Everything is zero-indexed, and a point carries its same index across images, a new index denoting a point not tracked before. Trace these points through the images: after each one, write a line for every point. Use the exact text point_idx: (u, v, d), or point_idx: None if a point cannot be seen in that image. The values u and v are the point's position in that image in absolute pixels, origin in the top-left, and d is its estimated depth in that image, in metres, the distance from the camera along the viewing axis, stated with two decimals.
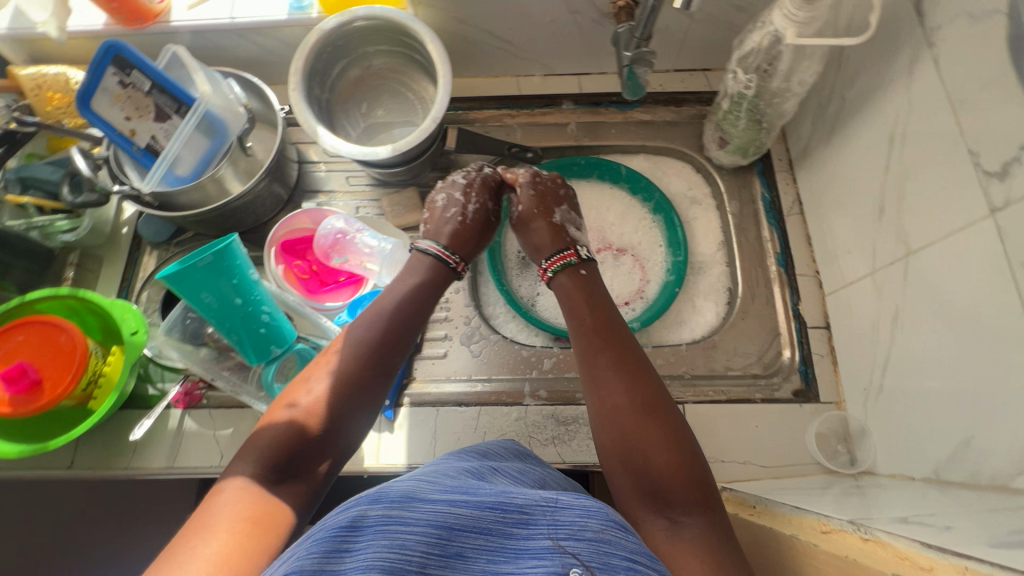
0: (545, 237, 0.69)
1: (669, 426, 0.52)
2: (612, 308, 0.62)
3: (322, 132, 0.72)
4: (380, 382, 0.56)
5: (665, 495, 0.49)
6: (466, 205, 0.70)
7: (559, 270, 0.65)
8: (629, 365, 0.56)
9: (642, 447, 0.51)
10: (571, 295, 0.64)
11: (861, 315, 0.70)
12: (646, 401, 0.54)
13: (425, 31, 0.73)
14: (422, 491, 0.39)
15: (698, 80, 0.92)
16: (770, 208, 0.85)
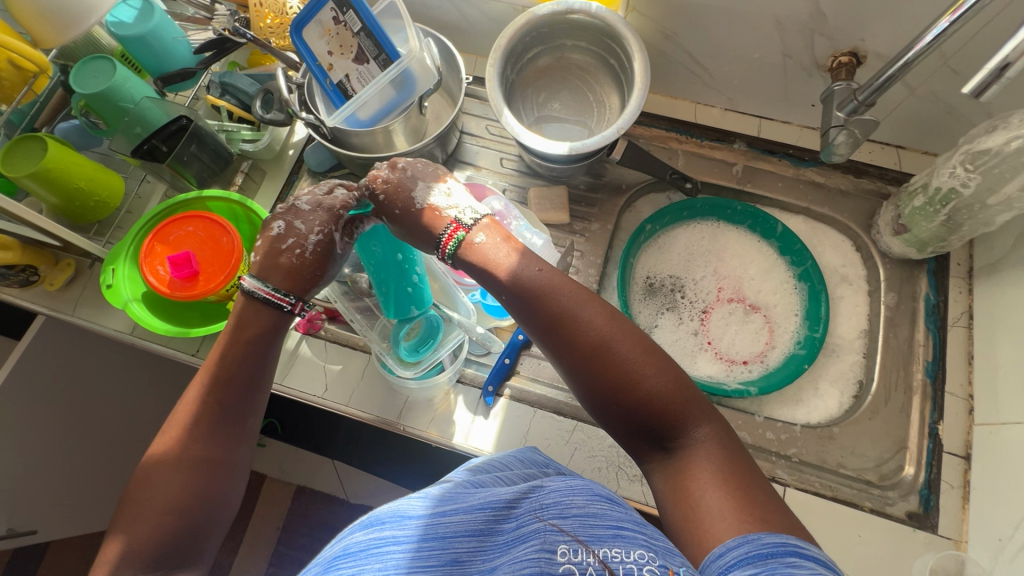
0: (416, 227, 0.61)
1: (641, 367, 0.52)
2: (523, 249, 0.59)
3: (508, 114, 0.72)
4: (247, 393, 0.60)
5: (663, 428, 0.51)
6: (304, 238, 0.62)
7: (458, 249, 0.59)
8: (577, 324, 0.54)
9: (620, 397, 0.52)
10: (497, 241, 0.59)
11: (1018, 459, 0.63)
12: (599, 342, 0.53)
13: (636, 40, 0.71)
14: (414, 509, 0.45)
15: (888, 156, 0.86)
16: (932, 312, 0.78)
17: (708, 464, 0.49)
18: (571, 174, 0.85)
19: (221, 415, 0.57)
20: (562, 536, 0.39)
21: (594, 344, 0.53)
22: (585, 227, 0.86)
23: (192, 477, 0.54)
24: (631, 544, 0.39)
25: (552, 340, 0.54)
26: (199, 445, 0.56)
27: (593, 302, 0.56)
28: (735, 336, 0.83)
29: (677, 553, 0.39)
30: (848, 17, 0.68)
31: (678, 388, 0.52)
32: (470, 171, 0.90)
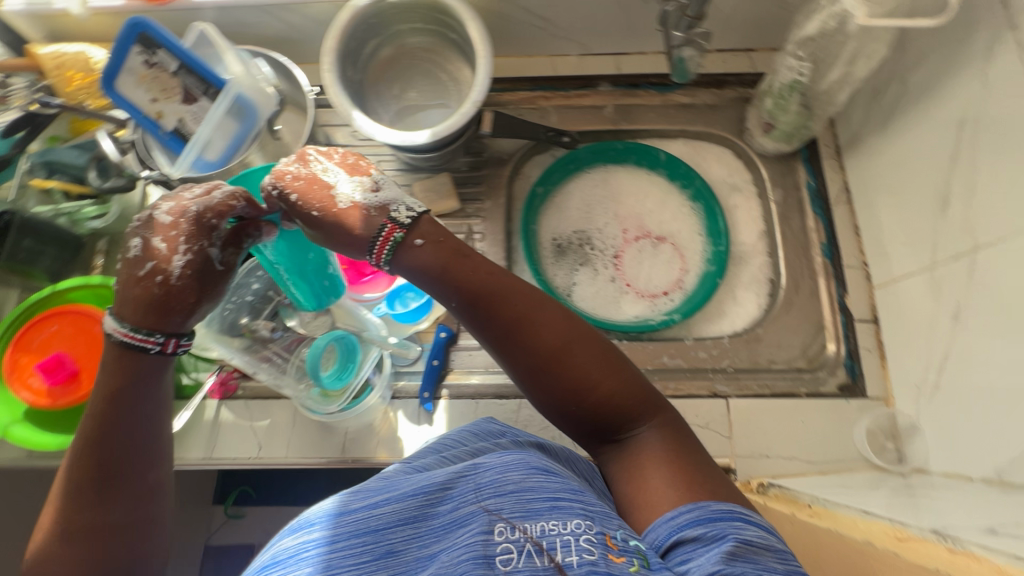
0: (336, 228, 0.56)
1: (604, 365, 0.51)
2: (467, 257, 0.55)
3: (358, 116, 0.69)
4: (148, 451, 0.54)
5: (621, 425, 0.51)
6: (168, 258, 0.53)
7: (393, 252, 0.55)
8: (539, 322, 0.52)
9: (581, 392, 0.50)
10: (434, 255, 0.55)
11: (915, 309, 0.68)
12: (561, 345, 0.51)
13: (465, 7, 0.69)
14: (347, 504, 0.45)
15: (742, 60, 0.88)
16: (816, 197, 0.82)
17: (663, 453, 0.48)
18: (450, 158, 0.83)
19: (116, 473, 0.52)
20: (496, 518, 0.41)
21: (554, 343, 0.51)
22: (479, 207, 0.84)
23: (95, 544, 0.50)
24: (566, 514, 0.41)
25: (511, 341, 0.52)
26: (93, 512, 0.51)
27: (554, 303, 0.54)
28: (649, 271, 0.84)
29: (610, 516, 0.43)
30: None
31: (638, 384, 0.52)
32: None
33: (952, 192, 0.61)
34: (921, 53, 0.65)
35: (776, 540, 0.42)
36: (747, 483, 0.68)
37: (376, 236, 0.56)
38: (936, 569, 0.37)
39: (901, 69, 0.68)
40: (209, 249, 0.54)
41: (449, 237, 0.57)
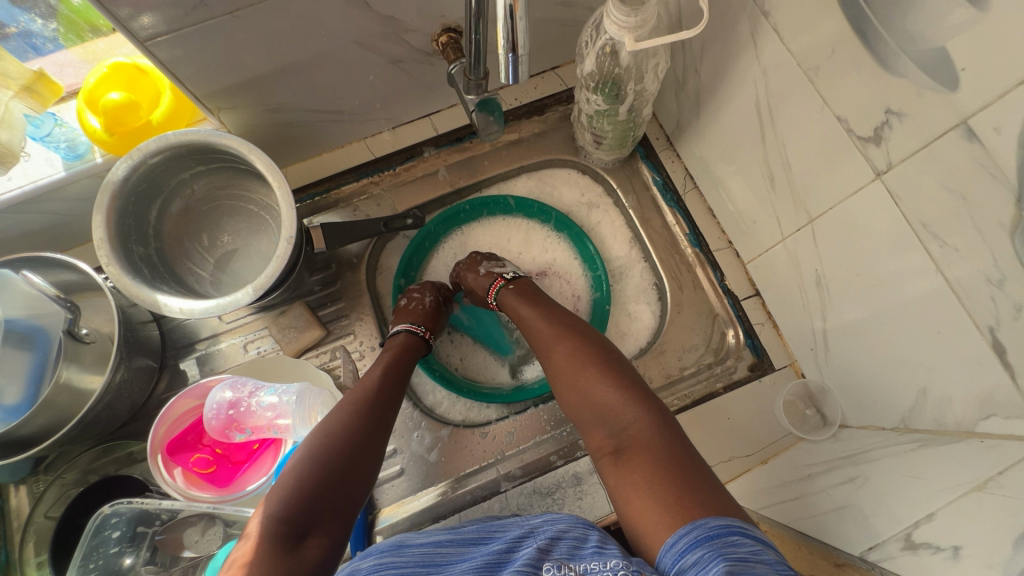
0: (477, 292, 0.75)
1: (611, 367, 0.58)
2: (541, 295, 0.69)
3: (167, 299, 0.61)
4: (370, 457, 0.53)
5: (611, 420, 0.54)
6: (416, 301, 0.74)
7: (499, 295, 0.71)
8: (569, 330, 0.63)
9: (587, 391, 0.57)
10: (512, 292, 0.70)
11: (784, 279, 0.69)
12: (572, 336, 0.62)
13: (238, 141, 0.62)
14: (410, 538, 0.47)
15: (552, 80, 0.86)
16: (665, 190, 0.82)
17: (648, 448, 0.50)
18: (295, 286, 0.75)
19: (357, 469, 0.51)
20: (547, 559, 0.44)
21: (572, 349, 0.61)
22: (349, 322, 0.78)
23: (292, 513, 0.45)
24: (608, 556, 0.43)
25: (543, 354, 0.63)
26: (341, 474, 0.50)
27: (589, 328, 0.64)
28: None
29: (647, 562, 0.43)
30: (409, 9, 0.63)
31: (642, 391, 0.56)
32: (199, 349, 0.77)
33: (774, 169, 0.62)
34: (701, 45, 0.65)
35: (773, 552, 0.40)
36: None
37: (488, 289, 0.73)
38: None
39: (692, 60, 0.68)
40: (429, 293, 0.75)
41: (530, 287, 0.71)
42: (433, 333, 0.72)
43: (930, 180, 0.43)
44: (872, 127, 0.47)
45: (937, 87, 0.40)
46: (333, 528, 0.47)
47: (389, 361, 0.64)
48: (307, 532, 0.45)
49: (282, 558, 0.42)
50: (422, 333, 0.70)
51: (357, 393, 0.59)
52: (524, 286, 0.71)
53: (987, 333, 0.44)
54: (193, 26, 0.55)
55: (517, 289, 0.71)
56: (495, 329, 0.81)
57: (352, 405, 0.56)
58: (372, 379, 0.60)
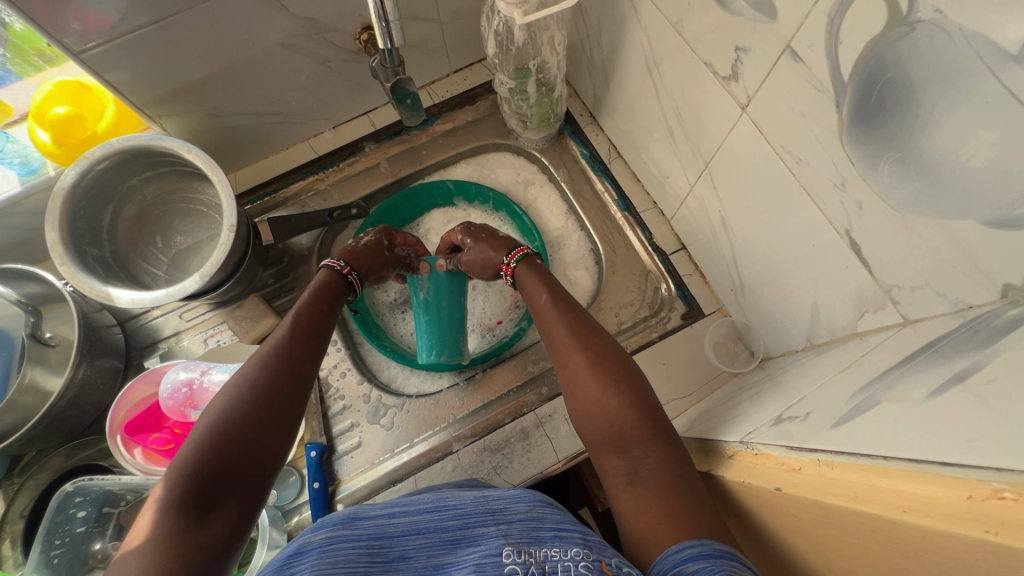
0: (480, 249, 0.75)
1: (632, 389, 0.56)
2: (564, 300, 0.66)
3: (119, 292, 0.65)
4: (288, 415, 0.55)
5: (628, 446, 0.53)
6: (362, 238, 0.77)
7: (520, 258, 0.72)
8: (593, 344, 0.60)
9: (608, 407, 0.55)
10: (537, 299, 0.68)
11: (701, 228, 0.74)
12: (602, 356, 0.59)
13: (178, 143, 0.68)
14: (362, 512, 0.49)
15: (480, 71, 0.92)
16: (593, 161, 0.87)
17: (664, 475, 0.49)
18: (249, 279, 0.80)
19: (269, 438, 0.52)
20: (507, 542, 0.45)
21: (591, 366, 0.59)
22: None
23: (192, 485, 0.46)
24: (568, 542, 0.45)
25: (565, 365, 0.61)
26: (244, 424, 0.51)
27: (611, 341, 0.62)
28: (479, 306, 0.85)
29: (606, 545, 0.46)
30: (326, 10, 0.69)
31: (660, 414, 0.55)
32: (162, 347, 0.81)
33: (672, 124, 0.67)
34: (597, 20, 0.71)
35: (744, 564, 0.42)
36: None
37: (511, 250, 0.74)
38: (744, 484, 0.41)
39: (594, 35, 0.74)
40: (387, 237, 0.77)
41: (553, 289, 0.68)
42: (357, 272, 0.74)
43: (778, 104, 0.48)
44: (729, 66, 0.52)
45: (763, 19, 0.45)
46: (241, 500, 0.49)
47: (303, 303, 0.65)
48: (212, 504, 0.46)
49: (189, 534, 0.44)
50: (339, 267, 0.71)
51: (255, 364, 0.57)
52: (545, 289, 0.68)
53: (844, 235, 0.48)
54: (122, 37, 0.60)
55: (538, 297, 0.68)
56: (437, 324, 0.76)
57: (253, 377, 0.55)
58: (278, 350, 0.59)
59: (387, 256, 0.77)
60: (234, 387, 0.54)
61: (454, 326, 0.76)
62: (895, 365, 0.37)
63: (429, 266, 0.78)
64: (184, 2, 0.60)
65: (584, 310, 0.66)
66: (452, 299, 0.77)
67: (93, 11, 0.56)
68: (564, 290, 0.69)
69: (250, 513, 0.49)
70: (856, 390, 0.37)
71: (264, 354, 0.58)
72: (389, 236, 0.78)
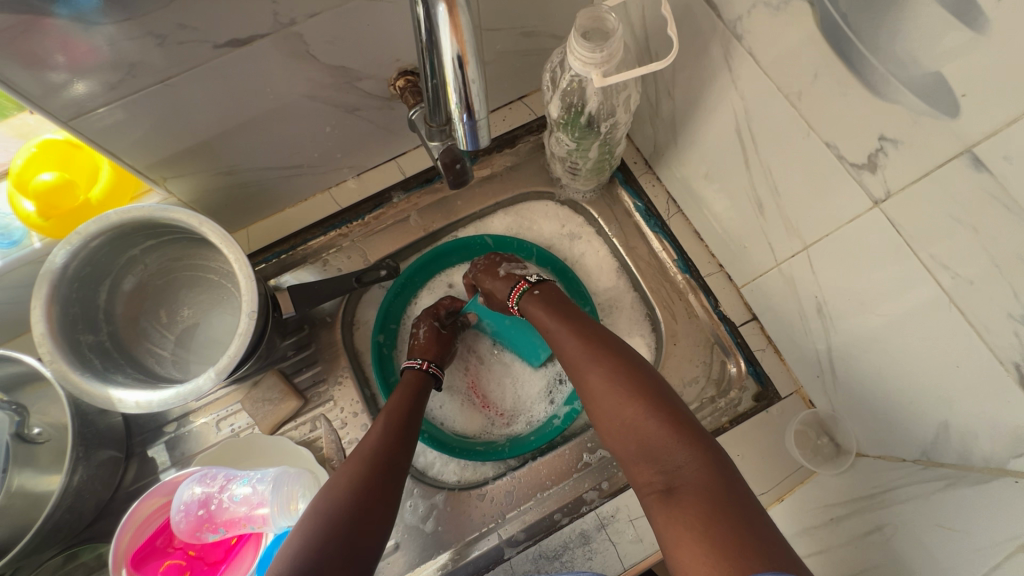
0: (495, 292, 0.70)
1: (653, 397, 0.52)
2: (570, 312, 0.63)
3: (121, 393, 0.56)
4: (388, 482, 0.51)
5: (659, 458, 0.49)
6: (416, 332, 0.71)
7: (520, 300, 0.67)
8: (603, 353, 0.57)
9: (628, 422, 0.52)
10: (540, 314, 0.64)
11: (782, 304, 0.65)
12: (619, 367, 0.55)
13: (188, 214, 0.58)
14: None
15: (521, 110, 0.82)
16: (649, 215, 0.79)
17: (701, 489, 0.45)
18: (268, 355, 0.70)
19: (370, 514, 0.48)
20: None
21: (608, 379, 0.55)
22: (328, 387, 0.73)
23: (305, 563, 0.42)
24: None
25: (579, 381, 0.58)
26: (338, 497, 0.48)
27: (620, 349, 0.58)
28: (518, 381, 0.75)
29: None
30: (362, 57, 0.59)
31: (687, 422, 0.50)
32: (168, 432, 0.71)
33: (762, 195, 0.59)
34: (672, 68, 0.62)
35: None
36: None
37: (510, 290, 0.68)
38: None
39: (664, 83, 0.65)
40: (433, 318, 0.71)
41: (553, 303, 0.65)
42: (437, 363, 0.68)
43: (934, 210, 0.40)
44: (865, 154, 0.43)
45: (935, 114, 0.36)
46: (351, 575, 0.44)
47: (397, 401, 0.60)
48: None
49: None
50: (420, 366, 0.66)
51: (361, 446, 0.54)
52: (548, 300, 0.65)
53: (1013, 368, 0.40)
54: (121, 99, 0.50)
55: (541, 307, 0.65)
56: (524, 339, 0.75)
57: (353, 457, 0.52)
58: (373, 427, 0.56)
59: (448, 335, 0.71)
60: (340, 470, 0.51)
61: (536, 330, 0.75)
62: None
63: (474, 313, 0.75)
64: (197, 57, 0.50)
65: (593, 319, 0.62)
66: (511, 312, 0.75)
67: (87, 72, 0.46)
68: (575, 306, 0.65)
69: None
70: None
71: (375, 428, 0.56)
72: (434, 317, 0.72)
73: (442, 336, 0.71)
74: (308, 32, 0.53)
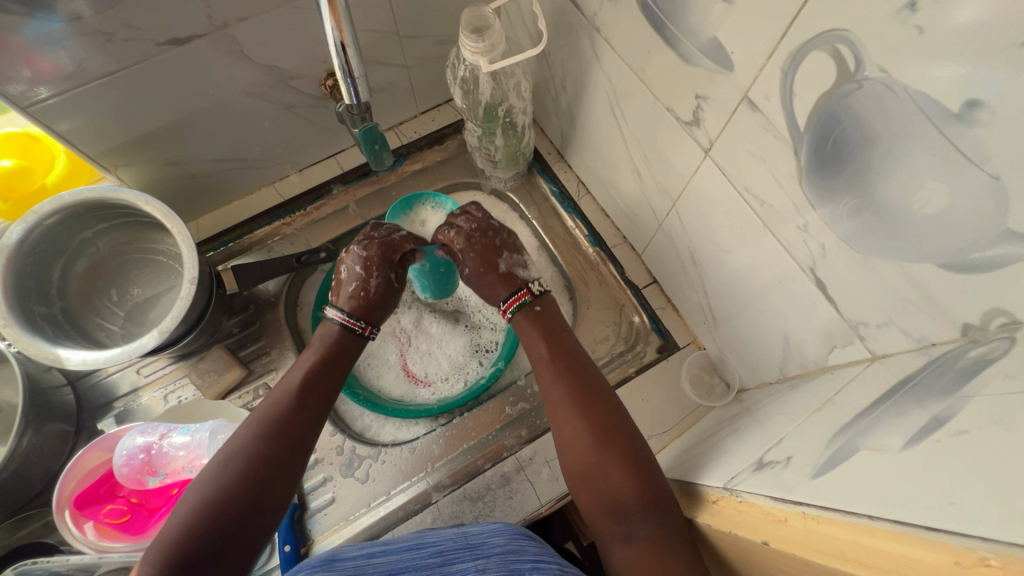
0: (483, 285, 0.70)
1: (619, 442, 0.55)
2: (557, 341, 0.65)
3: (69, 352, 0.61)
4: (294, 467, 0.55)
5: (623, 512, 0.51)
6: (365, 280, 0.66)
7: (516, 310, 0.67)
8: (584, 391, 0.59)
9: (595, 458, 0.55)
10: (535, 344, 0.65)
11: (671, 263, 0.75)
12: (598, 416, 0.57)
13: (135, 195, 0.65)
14: (339, 553, 0.50)
15: (447, 111, 0.92)
16: (563, 198, 0.88)
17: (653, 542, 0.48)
18: (213, 330, 0.76)
19: (266, 496, 0.52)
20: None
21: (584, 428, 0.57)
22: (271, 359, 0.79)
23: (189, 542, 0.47)
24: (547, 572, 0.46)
25: (559, 412, 0.60)
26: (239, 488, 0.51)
27: (601, 388, 0.60)
28: (447, 348, 0.83)
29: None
30: (291, 59, 0.69)
31: (650, 469, 0.54)
32: (117, 407, 0.76)
33: (639, 164, 0.69)
34: (561, 64, 0.73)
35: None
36: None
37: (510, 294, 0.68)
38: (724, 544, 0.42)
39: (559, 78, 0.76)
40: (390, 271, 0.68)
41: (539, 327, 0.66)
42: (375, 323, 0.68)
43: (739, 149, 0.50)
44: (691, 112, 0.54)
45: (721, 70, 0.47)
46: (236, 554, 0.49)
47: (318, 363, 0.62)
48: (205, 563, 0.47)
49: None
50: (361, 329, 0.65)
51: (274, 412, 0.57)
52: (540, 320, 0.67)
53: (811, 273, 0.49)
54: (74, 90, 0.58)
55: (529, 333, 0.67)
56: (441, 286, 0.78)
57: (266, 432, 0.56)
58: (296, 406, 0.58)
59: (396, 290, 0.69)
60: (248, 439, 0.55)
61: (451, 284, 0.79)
62: (875, 406, 0.38)
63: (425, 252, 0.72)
64: (142, 53, 0.59)
65: (580, 350, 0.65)
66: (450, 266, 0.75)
67: (40, 63, 0.54)
68: (569, 338, 0.66)
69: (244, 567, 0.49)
70: (834, 436, 0.37)
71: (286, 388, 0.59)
72: (388, 267, 0.68)
73: (390, 290, 0.68)
74: (240, 34, 0.62)
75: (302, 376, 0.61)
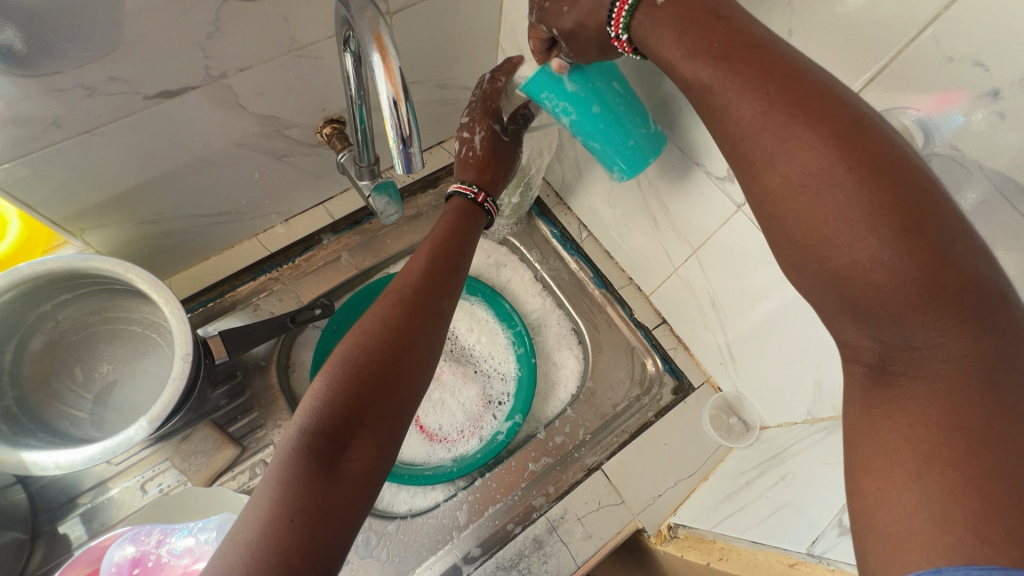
0: (583, 20, 0.45)
1: (916, 235, 0.31)
2: (796, 77, 0.36)
3: (36, 456, 0.53)
4: (425, 341, 0.49)
5: (875, 302, 0.33)
6: (470, 139, 0.63)
7: (629, 20, 0.42)
8: (852, 152, 0.33)
9: (855, 264, 0.33)
10: (748, 85, 0.36)
11: (685, 305, 0.75)
12: (854, 149, 0.33)
13: (111, 261, 0.57)
14: None
15: (440, 154, 0.89)
16: (565, 240, 0.87)
17: (924, 437, 0.31)
18: (199, 407, 0.68)
19: (402, 373, 0.46)
20: None
21: (826, 171, 0.33)
22: (267, 432, 0.72)
23: (334, 414, 0.42)
24: None
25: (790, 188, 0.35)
26: (369, 355, 0.45)
27: (887, 138, 0.34)
28: (457, 399, 0.80)
29: None
30: (288, 108, 0.64)
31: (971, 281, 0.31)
32: (83, 503, 0.66)
33: (655, 212, 0.69)
34: None
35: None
36: (658, 534, 0.69)
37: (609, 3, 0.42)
38: None
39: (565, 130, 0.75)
40: (493, 121, 0.63)
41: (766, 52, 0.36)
42: (490, 194, 0.62)
43: None
44: (725, 168, 0.54)
45: None
46: (377, 432, 0.44)
47: (443, 233, 0.56)
48: (348, 439, 0.42)
49: (322, 466, 0.41)
50: (474, 195, 0.61)
51: (402, 284, 0.51)
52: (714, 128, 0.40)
53: None
54: (43, 149, 0.51)
55: (726, 108, 0.38)
56: (617, 130, 0.55)
57: (397, 301, 0.49)
58: (421, 277, 0.52)
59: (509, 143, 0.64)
60: (380, 306, 0.49)
61: (635, 114, 0.55)
62: None
63: (548, 97, 0.54)
64: (126, 108, 0.52)
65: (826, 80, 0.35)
66: (603, 96, 0.53)
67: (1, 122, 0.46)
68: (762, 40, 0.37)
69: (388, 446, 0.45)
70: None
71: (420, 256, 0.54)
72: (492, 118, 0.63)
73: (498, 144, 0.63)
74: (237, 85, 0.57)
75: (432, 245, 0.55)
